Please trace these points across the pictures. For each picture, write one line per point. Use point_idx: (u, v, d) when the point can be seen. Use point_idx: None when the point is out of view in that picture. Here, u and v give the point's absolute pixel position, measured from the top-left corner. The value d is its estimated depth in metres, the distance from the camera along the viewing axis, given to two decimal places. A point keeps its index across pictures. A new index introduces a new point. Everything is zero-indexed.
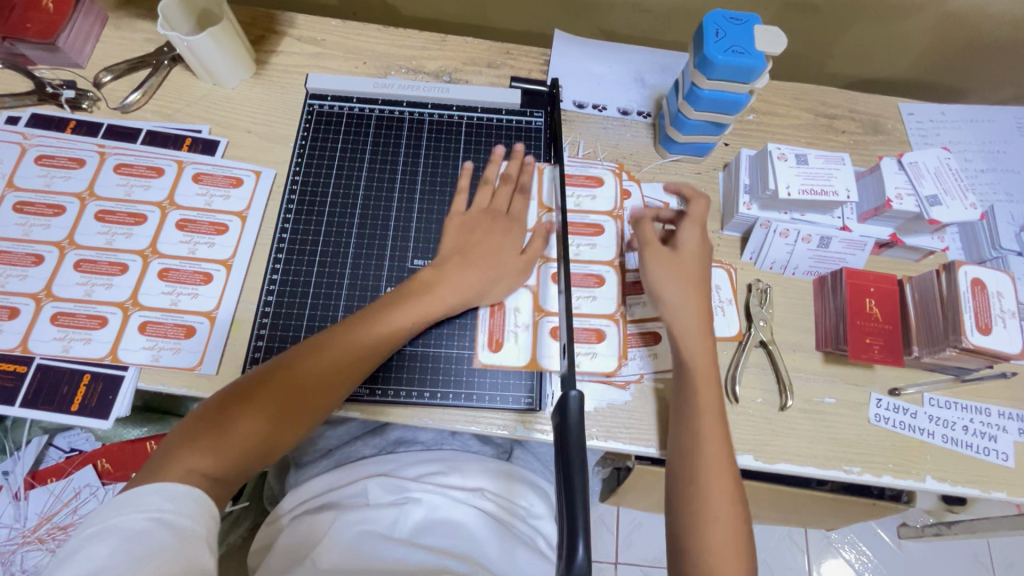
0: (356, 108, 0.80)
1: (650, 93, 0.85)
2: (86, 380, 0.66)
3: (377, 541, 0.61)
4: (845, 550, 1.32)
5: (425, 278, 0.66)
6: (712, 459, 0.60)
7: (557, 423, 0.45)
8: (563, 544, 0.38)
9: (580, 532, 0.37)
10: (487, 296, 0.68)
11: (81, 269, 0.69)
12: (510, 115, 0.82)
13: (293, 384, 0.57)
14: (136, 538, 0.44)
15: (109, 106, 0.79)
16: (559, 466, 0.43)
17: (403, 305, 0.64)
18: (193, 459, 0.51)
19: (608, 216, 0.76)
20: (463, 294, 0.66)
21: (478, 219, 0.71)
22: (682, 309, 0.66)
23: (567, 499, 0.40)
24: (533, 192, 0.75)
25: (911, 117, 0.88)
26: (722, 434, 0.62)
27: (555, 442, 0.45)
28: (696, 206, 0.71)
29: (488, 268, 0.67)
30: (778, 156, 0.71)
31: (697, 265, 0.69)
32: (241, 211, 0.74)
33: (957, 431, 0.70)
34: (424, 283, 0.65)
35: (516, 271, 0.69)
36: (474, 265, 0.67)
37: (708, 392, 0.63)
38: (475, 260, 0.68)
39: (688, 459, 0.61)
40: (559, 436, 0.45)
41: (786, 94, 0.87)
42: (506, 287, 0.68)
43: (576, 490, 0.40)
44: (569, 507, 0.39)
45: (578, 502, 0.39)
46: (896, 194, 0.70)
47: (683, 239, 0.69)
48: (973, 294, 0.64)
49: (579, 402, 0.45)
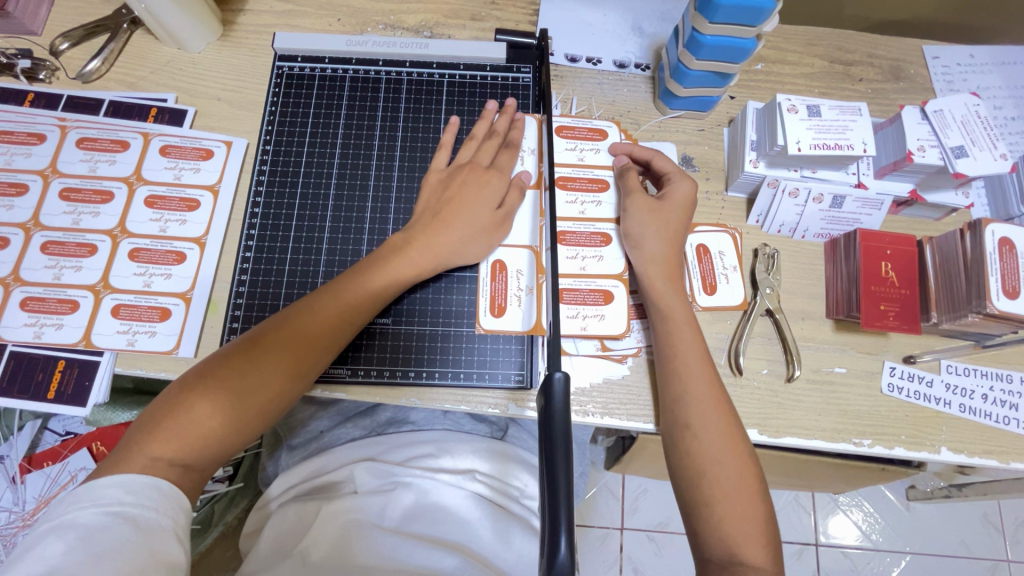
0: (329, 69, 0.75)
1: (649, 43, 0.78)
2: (61, 366, 0.63)
3: (366, 526, 0.61)
4: (852, 512, 1.31)
5: (396, 243, 0.62)
6: (704, 435, 0.56)
7: (542, 406, 0.42)
8: (544, 541, 0.34)
9: (563, 527, 0.34)
10: (464, 258, 0.64)
11: (49, 252, 0.66)
12: (495, 71, 0.76)
13: (259, 361, 0.54)
14: (95, 535, 0.44)
15: (68, 76, 0.74)
16: (542, 454, 0.39)
17: (372, 272, 0.60)
18: (156, 445, 0.50)
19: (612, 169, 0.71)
20: (436, 259, 0.62)
21: (460, 175, 0.66)
22: (667, 264, 0.63)
23: (550, 489, 0.36)
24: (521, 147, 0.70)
25: (936, 62, 0.80)
26: (719, 404, 0.58)
27: (540, 428, 0.41)
28: (660, 163, 0.68)
29: (465, 228, 0.63)
30: (788, 108, 0.65)
31: (687, 220, 0.65)
32: (213, 185, 0.70)
33: (975, 399, 0.66)
34: (394, 248, 0.62)
35: (498, 230, 0.65)
36: (446, 222, 0.63)
37: (701, 360, 0.60)
38: (448, 216, 0.63)
39: (683, 438, 0.57)
40: (544, 422, 0.41)
41: (798, 40, 0.80)
42: (484, 245, 0.64)
43: (559, 477, 0.37)
44: (552, 499, 0.36)
45: (562, 492, 0.36)
46: (918, 147, 0.64)
47: (674, 194, 0.65)
48: (1001, 255, 0.59)
49: (564, 383, 0.41)
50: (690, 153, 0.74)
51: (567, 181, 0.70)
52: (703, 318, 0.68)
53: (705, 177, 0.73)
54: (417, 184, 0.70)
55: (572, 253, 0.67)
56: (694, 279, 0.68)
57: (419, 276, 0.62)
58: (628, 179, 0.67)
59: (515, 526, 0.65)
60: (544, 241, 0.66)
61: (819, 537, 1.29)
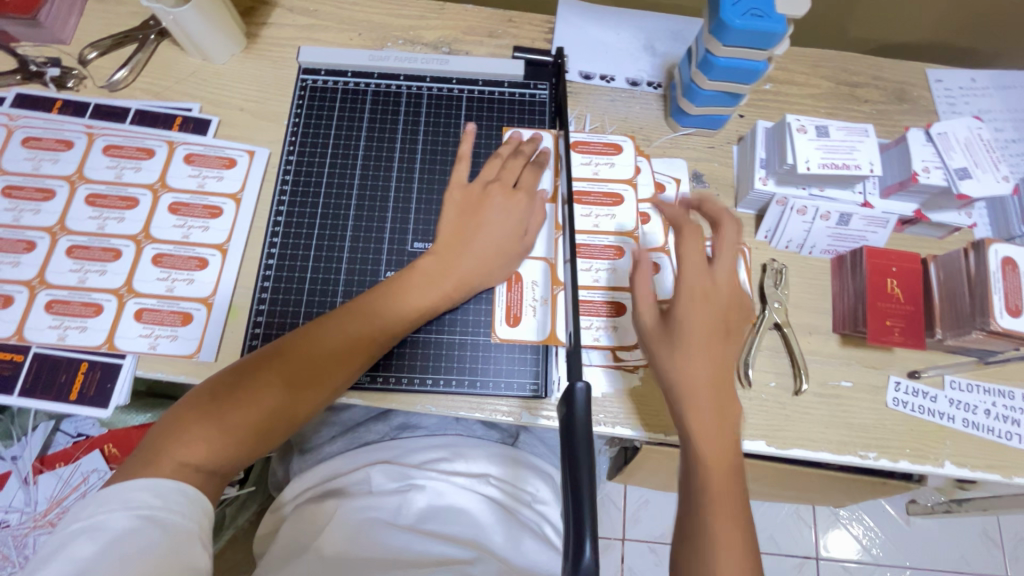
0: (351, 82, 0.77)
1: (661, 62, 0.81)
2: (84, 368, 0.64)
3: (382, 525, 0.62)
4: (853, 526, 1.32)
5: (421, 264, 0.64)
6: (714, 488, 0.50)
7: (564, 417, 0.43)
8: (569, 543, 0.36)
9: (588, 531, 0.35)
10: (489, 282, 0.65)
11: (74, 256, 0.68)
12: (512, 88, 0.78)
13: (284, 377, 0.56)
14: (125, 539, 0.44)
15: (96, 85, 0.76)
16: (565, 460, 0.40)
17: (398, 296, 0.61)
18: (183, 451, 0.51)
19: (627, 183, 0.73)
20: (464, 285, 0.64)
21: (486, 195, 0.67)
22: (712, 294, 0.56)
23: (574, 496, 0.38)
24: (546, 168, 0.72)
25: (939, 85, 0.83)
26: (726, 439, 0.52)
27: (562, 438, 0.42)
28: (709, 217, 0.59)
29: (491, 253, 0.65)
30: (797, 128, 0.67)
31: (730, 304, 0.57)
32: (235, 192, 0.72)
33: (978, 415, 0.67)
34: (425, 273, 0.63)
35: (519, 254, 0.66)
36: (473, 246, 0.64)
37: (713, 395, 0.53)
38: (476, 239, 0.65)
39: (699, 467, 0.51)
40: (567, 431, 0.42)
41: (805, 61, 0.82)
42: (507, 267, 0.66)
43: (583, 483, 0.38)
44: (576, 505, 0.37)
45: (585, 500, 0.37)
46: (923, 168, 0.66)
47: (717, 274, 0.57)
48: (1004, 273, 0.61)
49: (586, 394, 0.43)
50: (700, 169, 0.76)
51: (582, 195, 0.72)
52: None
53: (714, 193, 0.75)
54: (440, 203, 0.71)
55: (586, 265, 0.69)
56: None
57: (444, 302, 0.63)
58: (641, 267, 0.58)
59: (526, 530, 0.66)
60: (558, 253, 0.68)
61: (819, 551, 1.30)
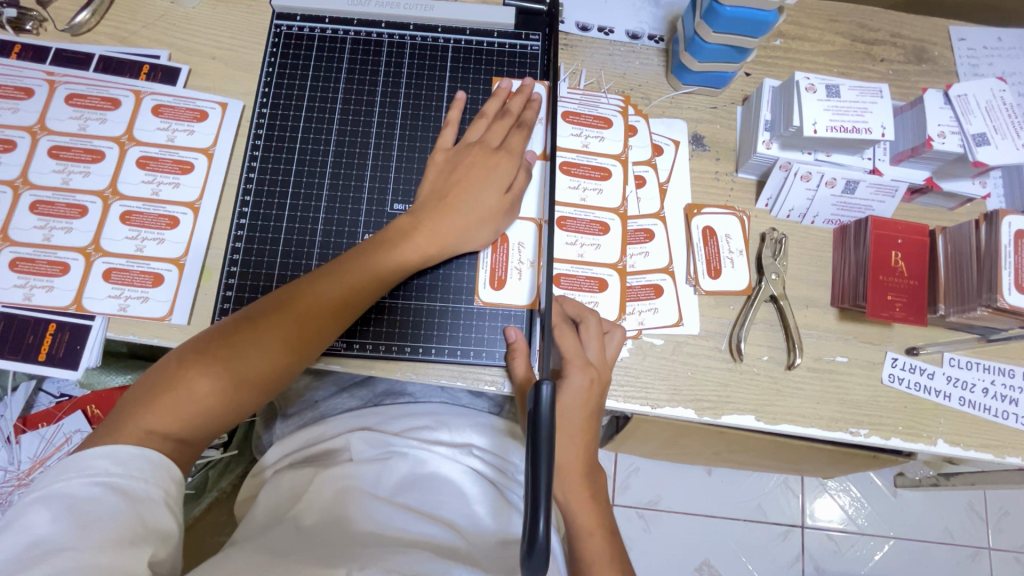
0: (329, 29, 0.72)
1: (664, 13, 0.75)
2: (52, 329, 0.62)
3: (362, 494, 0.61)
4: (839, 496, 1.33)
5: (402, 226, 0.60)
6: (577, 454, 0.58)
7: (530, 411, 0.41)
8: (525, 519, 0.37)
9: (542, 508, 0.37)
10: (471, 244, 0.61)
11: (38, 212, 0.64)
12: (503, 38, 0.72)
13: (253, 339, 0.53)
14: (83, 506, 0.43)
15: (57, 28, 0.71)
16: (529, 443, 0.40)
17: (373, 256, 0.57)
18: (150, 418, 0.49)
19: (616, 159, 0.68)
20: (442, 244, 0.60)
21: (473, 154, 0.62)
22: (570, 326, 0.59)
23: (533, 486, 0.38)
24: (533, 134, 0.67)
25: (962, 44, 0.77)
26: (584, 490, 0.58)
27: (527, 433, 0.41)
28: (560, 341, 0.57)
29: (473, 213, 0.60)
30: (806, 87, 0.63)
31: (596, 369, 0.58)
32: (207, 147, 0.68)
33: (976, 393, 0.65)
34: (400, 231, 0.59)
35: (506, 215, 0.62)
36: (454, 210, 0.60)
37: (579, 463, 0.58)
38: (456, 202, 0.60)
39: (579, 535, 0.58)
40: (530, 424, 0.41)
41: (820, 15, 0.76)
42: (493, 231, 0.62)
43: (541, 450, 0.39)
44: (533, 488, 0.38)
45: (542, 484, 0.38)
46: (938, 132, 0.62)
47: (566, 389, 0.56)
48: (1017, 248, 0.58)
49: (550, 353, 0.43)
50: (700, 131, 0.72)
51: (570, 166, 0.68)
52: (706, 301, 0.67)
53: (715, 156, 0.71)
54: (423, 168, 0.67)
55: (572, 239, 0.66)
56: (699, 262, 0.67)
57: (423, 262, 0.60)
58: (516, 354, 0.60)
59: (513, 506, 0.65)
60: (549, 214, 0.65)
61: (805, 519, 1.31)
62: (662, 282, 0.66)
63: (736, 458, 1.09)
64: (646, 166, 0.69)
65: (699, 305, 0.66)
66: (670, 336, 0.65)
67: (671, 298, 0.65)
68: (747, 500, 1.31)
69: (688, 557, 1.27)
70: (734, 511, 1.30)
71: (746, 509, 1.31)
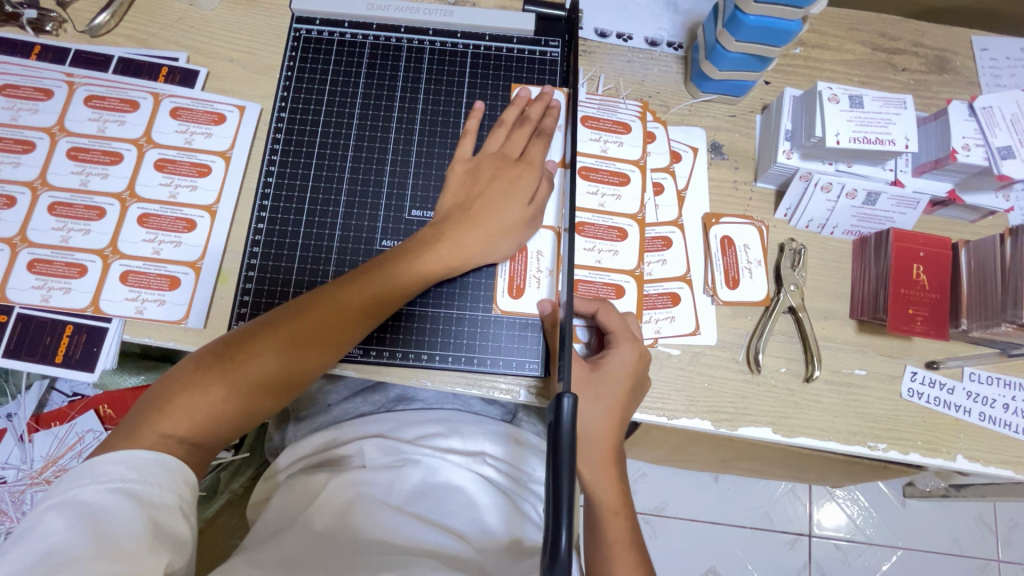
0: (348, 33, 0.71)
1: (683, 20, 0.74)
2: (69, 331, 0.62)
3: (375, 501, 0.61)
4: (848, 505, 1.32)
5: (425, 237, 0.60)
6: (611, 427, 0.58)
7: (550, 422, 0.41)
8: (546, 532, 0.37)
9: (564, 523, 0.36)
10: (491, 257, 0.61)
11: (56, 213, 0.64)
12: (522, 44, 0.72)
13: (272, 345, 0.53)
14: (100, 515, 0.43)
15: (76, 29, 0.71)
16: (550, 457, 0.39)
17: (395, 266, 0.57)
18: (165, 423, 0.49)
19: (635, 165, 0.68)
20: (464, 257, 0.59)
21: (494, 164, 0.62)
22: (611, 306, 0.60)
23: (553, 502, 0.38)
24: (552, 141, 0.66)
25: (984, 54, 0.76)
26: (613, 469, 0.58)
27: (548, 445, 0.40)
28: (604, 319, 0.60)
29: (494, 225, 0.60)
30: (829, 98, 0.62)
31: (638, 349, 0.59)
32: (224, 150, 0.68)
33: (996, 409, 0.65)
34: (422, 243, 0.59)
35: (527, 225, 0.61)
36: (474, 221, 0.60)
37: (608, 439, 0.58)
38: (476, 213, 0.60)
39: (603, 513, 0.57)
40: (551, 439, 0.40)
41: (841, 23, 0.76)
42: (515, 243, 0.61)
43: (563, 466, 0.39)
44: (554, 504, 0.37)
45: (565, 501, 0.37)
46: (963, 144, 0.61)
47: (611, 360, 0.57)
48: None
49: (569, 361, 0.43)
50: (719, 140, 0.71)
51: (589, 171, 0.67)
52: (723, 312, 0.66)
53: (733, 165, 0.70)
54: (441, 175, 0.67)
55: (589, 244, 0.65)
56: (717, 272, 0.66)
57: (443, 274, 0.60)
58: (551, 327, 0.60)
59: (526, 516, 0.65)
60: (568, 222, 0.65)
61: (812, 528, 1.30)
62: (679, 290, 0.66)
63: (744, 466, 1.09)
64: (664, 173, 0.69)
65: (717, 315, 0.66)
66: (688, 346, 0.65)
67: (688, 306, 0.65)
68: (754, 507, 1.30)
69: (693, 563, 1.26)
70: (741, 518, 1.29)
71: (753, 517, 1.30)
